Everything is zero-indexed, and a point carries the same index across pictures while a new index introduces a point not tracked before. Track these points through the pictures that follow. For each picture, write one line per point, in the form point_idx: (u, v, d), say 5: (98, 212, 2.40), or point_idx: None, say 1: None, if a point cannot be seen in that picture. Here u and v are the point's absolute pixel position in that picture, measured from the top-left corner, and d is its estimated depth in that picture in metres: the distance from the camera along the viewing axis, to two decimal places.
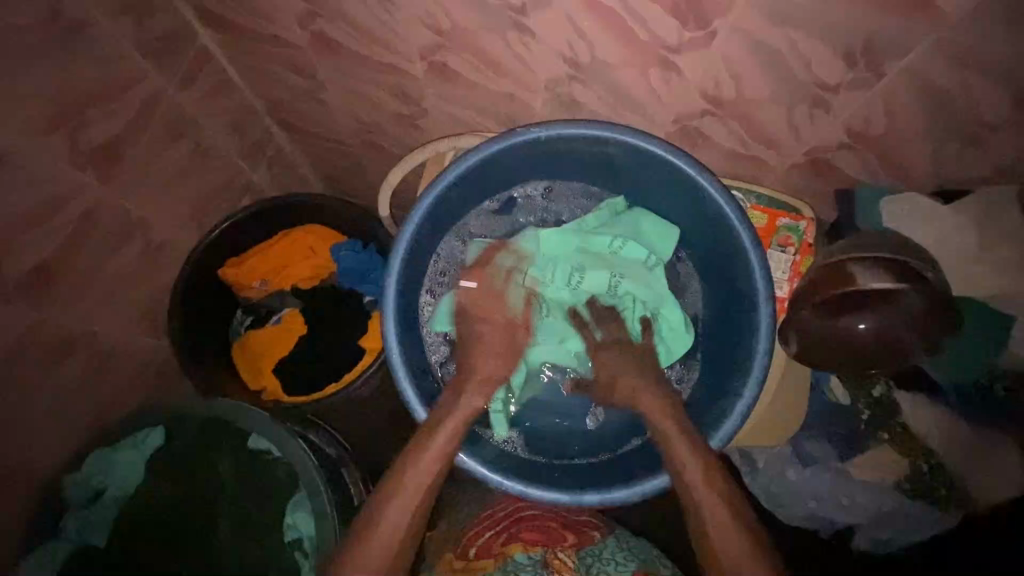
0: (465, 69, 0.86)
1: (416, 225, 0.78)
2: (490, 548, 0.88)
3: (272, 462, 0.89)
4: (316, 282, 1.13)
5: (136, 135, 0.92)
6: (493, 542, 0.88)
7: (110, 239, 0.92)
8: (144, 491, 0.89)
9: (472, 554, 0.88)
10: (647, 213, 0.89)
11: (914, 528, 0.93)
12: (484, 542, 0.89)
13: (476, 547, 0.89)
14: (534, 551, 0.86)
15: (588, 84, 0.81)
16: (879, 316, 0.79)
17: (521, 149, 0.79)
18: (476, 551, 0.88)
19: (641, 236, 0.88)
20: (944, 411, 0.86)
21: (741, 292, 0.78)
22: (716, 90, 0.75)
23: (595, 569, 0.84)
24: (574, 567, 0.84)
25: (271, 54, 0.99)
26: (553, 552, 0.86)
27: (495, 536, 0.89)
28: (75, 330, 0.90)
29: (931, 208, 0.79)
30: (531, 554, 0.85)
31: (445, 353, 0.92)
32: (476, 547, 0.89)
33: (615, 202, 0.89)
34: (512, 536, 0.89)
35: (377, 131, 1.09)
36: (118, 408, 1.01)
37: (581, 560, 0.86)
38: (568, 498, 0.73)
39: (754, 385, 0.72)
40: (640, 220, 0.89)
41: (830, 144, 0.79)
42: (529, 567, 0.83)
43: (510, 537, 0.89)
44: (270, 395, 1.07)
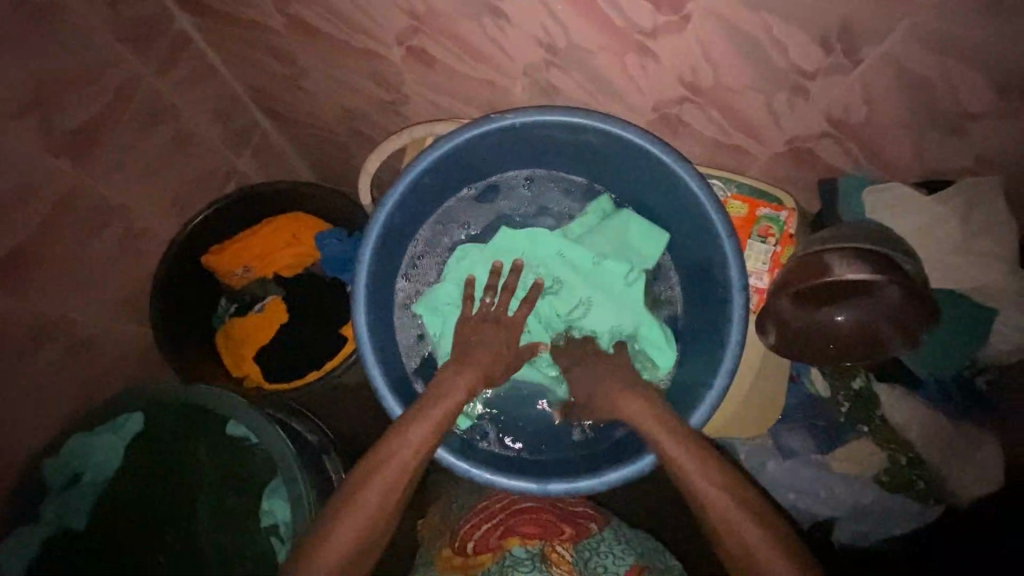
0: (442, 55, 0.85)
1: (390, 210, 0.78)
2: (487, 543, 0.84)
3: (249, 448, 0.89)
4: (299, 270, 1.13)
5: (114, 120, 0.92)
6: (491, 535, 0.85)
7: (88, 226, 0.92)
8: (123, 475, 0.90)
9: (470, 549, 0.84)
10: (636, 217, 0.87)
11: (894, 520, 0.92)
12: (481, 535, 0.85)
13: (474, 542, 0.85)
14: (533, 545, 0.82)
15: (566, 70, 0.80)
16: (856, 307, 0.78)
17: (497, 136, 0.78)
18: (473, 546, 0.84)
19: (626, 245, 0.87)
20: (923, 404, 0.84)
21: (716, 282, 0.77)
22: (694, 78, 0.74)
23: (593, 563, 0.81)
24: (574, 562, 0.81)
25: (250, 38, 0.99)
26: (552, 546, 0.82)
27: (492, 530, 0.86)
28: (53, 317, 0.90)
29: (914, 198, 0.78)
30: (529, 547, 0.81)
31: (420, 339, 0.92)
32: (473, 542, 0.85)
33: (603, 203, 0.89)
34: (509, 530, 0.85)
35: (361, 118, 1.08)
36: (100, 394, 1.01)
37: (579, 553, 0.83)
38: (533, 487, 0.74)
39: (726, 374, 0.72)
40: (629, 223, 0.87)
41: (811, 133, 0.78)
42: (528, 561, 0.79)
43: (508, 530, 0.85)
44: (253, 382, 1.07)
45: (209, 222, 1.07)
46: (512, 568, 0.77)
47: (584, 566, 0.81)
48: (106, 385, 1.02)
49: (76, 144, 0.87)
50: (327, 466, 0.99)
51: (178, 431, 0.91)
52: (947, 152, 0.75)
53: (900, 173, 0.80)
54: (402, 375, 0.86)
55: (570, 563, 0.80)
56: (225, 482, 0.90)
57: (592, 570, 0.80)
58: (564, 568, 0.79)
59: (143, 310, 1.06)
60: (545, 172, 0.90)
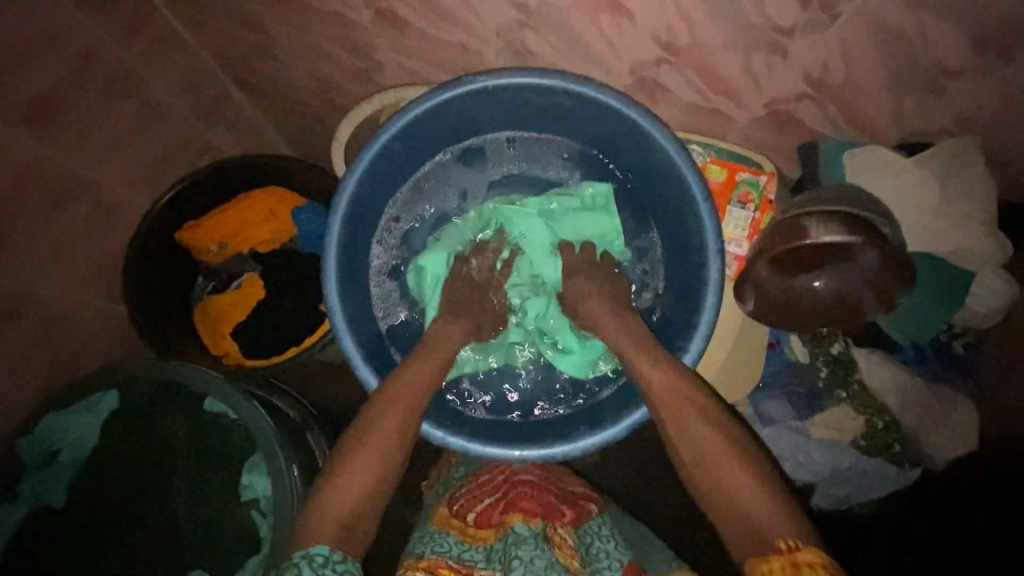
0: (413, 18, 0.83)
1: (361, 175, 0.75)
2: (491, 518, 0.81)
3: (228, 425, 0.89)
4: (277, 246, 1.11)
5: (76, 88, 0.89)
6: (493, 511, 0.82)
7: (55, 199, 0.90)
8: (101, 453, 0.89)
9: (472, 520, 0.81)
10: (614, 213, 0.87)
11: (871, 485, 0.92)
12: (481, 509, 0.82)
13: (475, 514, 0.81)
14: (535, 523, 0.79)
15: (540, 32, 0.78)
16: (835, 274, 0.79)
17: (469, 100, 0.76)
18: (475, 518, 0.81)
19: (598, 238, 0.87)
20: (899, 368, 0.85)
21: (693, 247, 0.76)
22: (670, 37, 0.72)
23: (594, 548, 0.79)
24: (575, 547, 0.79)
25: (218, 3, 0.95)
26: (554, 528, 0.80)
27: (494, 505, 0.82)
28: (22, 294, 0.88)
29: (892, 160, 0.77)
30: (532, 526, 0.78)
31: (393, 305, 0.91)
32: (474, 514, 0.81)
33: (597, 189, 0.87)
34: (510, 505, 0.82)
35: (335, 88, 1.05)
36: (75, 374, 0.99)
37: (580, 538, 0.81)
38: (507, 453, 0.75)
39: (701, 340, 0.71)
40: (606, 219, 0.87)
41: (790, 95, 0.76)
42: (529, 539, 0.76)
43: (508, 506, 0.82)
44: (232, 360, 1.06)
45: (183, 197, 1.05)
46: (515, 548, 0.75)
47: (585, 552, 0.79)
48: (80, 364, 1.00)
49: (37, 112, 0.84)
50: (308, 440, 0.99)
51: (154, 406, 0.90)
52: (925, 114, 0.74)
53: (880, 136, 0.79)
54: (378, 344, 0.85)
55: (572, 548, 0.79)
56: (205, 456, 0.89)
57: (594, 556, 0.78)
58: (566, 553, 0.77)
59: (116, 287, 1.04)
60: (522, 137, 0.87)
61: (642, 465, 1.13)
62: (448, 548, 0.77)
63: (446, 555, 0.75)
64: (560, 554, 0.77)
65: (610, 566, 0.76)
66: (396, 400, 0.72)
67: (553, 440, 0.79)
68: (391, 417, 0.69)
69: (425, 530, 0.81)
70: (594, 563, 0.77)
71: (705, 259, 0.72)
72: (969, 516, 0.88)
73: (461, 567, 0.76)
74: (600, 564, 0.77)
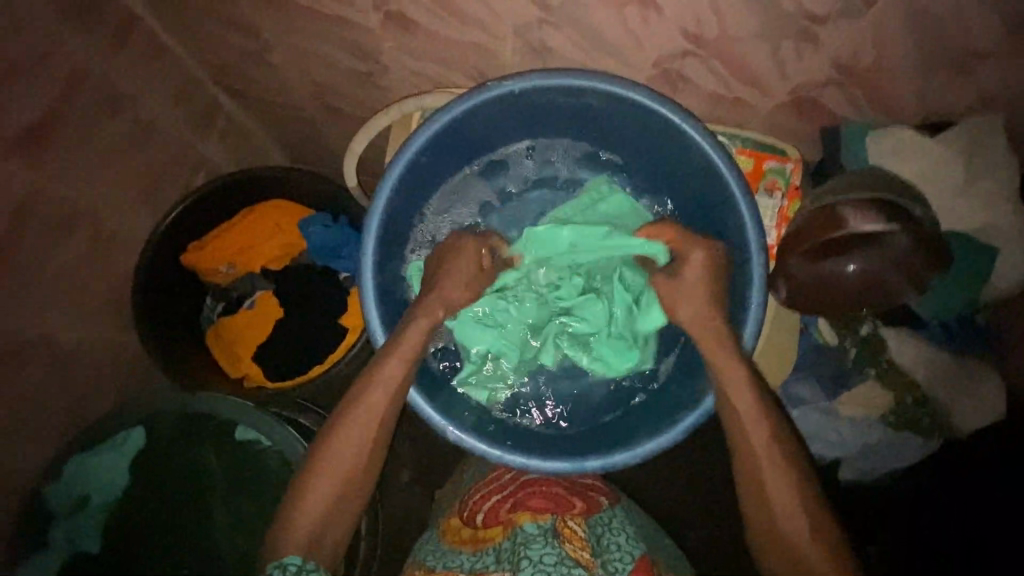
0: (424, 19, 0.79)
1: (390, 192, 0.73)
2: (497, 517, 0.82)
3: (261, 452, 0.87)
4: (287, 262, 1.08)
5: (64, 112, 0.83)
6: (500, 510, 0.82)
7: (54, 232, 0.85)
8: (134, 491, 0.87)
9: (480, 522, 0.82)
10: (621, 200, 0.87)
11: (900, 455, 0.94)
12: (491, 507, 0.83)
13: (483, 514, 0.82)
14: (544, 520, 0.79)
15: (560, 28, 0.75)
16: (865, 257, 0.78)
17: (496, 104, 0.73)
18: (483, 518, 0.82)
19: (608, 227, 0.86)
20: (927, 343, 0.87)
21: (731, 243, 0.75)
22: (697, 29, 0.70)
23: (605, 541, 0.79)
24: (586, 538, 0.78)
25: (206, 10, 0.89)
26: (564, 520, 0.80)
27: (502, 501, 0.83)
28: (30, 334, 0.84)
29: (917, 141, 0.77)
30: (540, 523, 0.79)
31: None
32: (483, 514, 0.83)
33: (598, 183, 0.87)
34: (519, 503, 0.82)
35: (334, 93, 1.00)
36: (90, 410, 0.96)
37: (591, 528, 0.80)
38: (569, 467, 0.71)
39: (750, 337, 0.71)
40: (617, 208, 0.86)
41: (816, 82, 0.75)
42: (539, 537, 0.77)
43: (516, 504, 0.82)
44: (254, 382, 1.03)
45: (183, 218, 1.00)
46: (524, 548, 0.75)
47: (597, 543, 0.78)
48: (95, 401, 0.97)
49: (25, 143, 0.78)
50: None
51: (180, 432, 0.88)
52: (951, 94, 0.74)
53: (904, 117, 0.79)
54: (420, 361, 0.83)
55: (583, 539, 0.78)
56: (240, 479, 0.87)
57: (605, 547, 0.78)
58: (576, 545, 0.77)
59: (125, 316, 1.00)
60: (544, 143, 0.86)
61: (670, 455, 1.14)
62: (460, 563, 0.78)
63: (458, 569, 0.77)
64: (569, 547, 0.76)
65: (623, 559, 0.76)
66: (366, 391, 0.70)
67: (611, 446, 0.75)
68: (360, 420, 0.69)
69: (437, 543, 0.83)
70: (605, 555, 0.77)
71: (748, 256, 0.72)
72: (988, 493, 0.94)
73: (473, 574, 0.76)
74: (612, 556, 0.77)
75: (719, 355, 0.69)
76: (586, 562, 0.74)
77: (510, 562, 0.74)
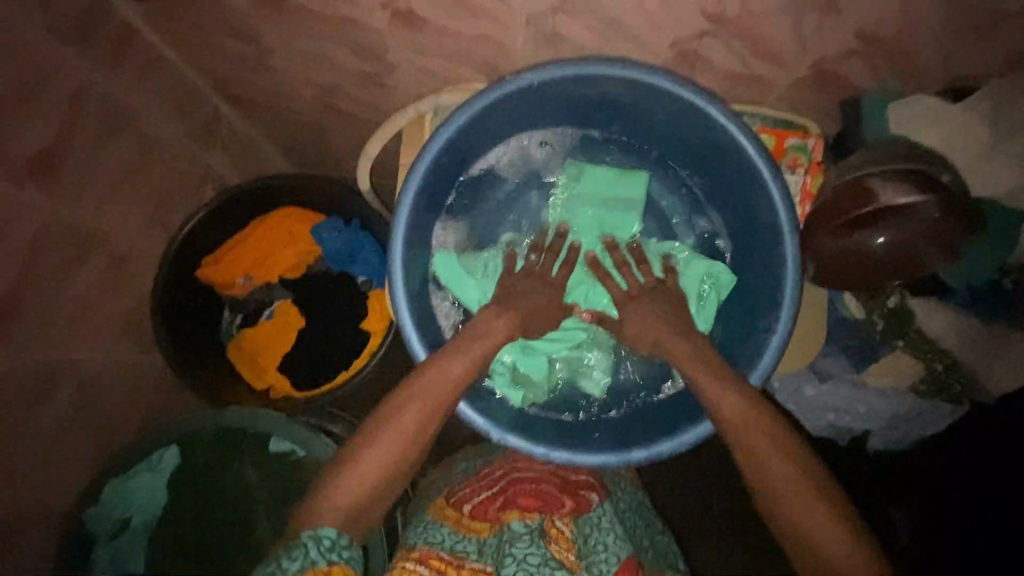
0: (433, 14, 0.77)
1: (414, 195, 0.71)
2: (485, 512, 0.81)
3: (297, 462, 0.87)
4: (304, 271, 1.07)
5: (72, 135, 0.81)
6: (490, 507, 0.82)
7: (70, 258, 0.84)
8: (176, 510, 0.88)
9: (468, 511, 0.82)
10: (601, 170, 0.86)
11: (923, 421, 0.96)
12: (479, 502, 0.82)
13: (472, 504, 0.82)
14: (531, 519, 0.79)
15: (574, 16, 0.73)
16: (895, 229, 0.76)
17: (515, 98, 0.72)
18: (470, 509, 0.82)
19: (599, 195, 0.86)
20: (957, 311, 0.87)
21: (762, 223, 0.74)
22: (717, 8, 0.69)
23: (592, 540, 0.79)
24: (573, 539, 0.79)
25: (206, 21, 0.87)
26: (551, 520, 0.80)
27: (490, 498, 0.83)
28: (57, 362, 0.83)
29: (940, 107, 0.76)
30: (528, 522, 0.79)
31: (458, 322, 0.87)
32: (472, 504, 0.82)
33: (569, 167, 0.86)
34: (506, 501, 0.82)
35: (338, 94, 0.98)
36: (121, 432, 0.96)
37: (579, 529, 0.81)
38: (615, 459, 0.71)
39: (787, 319, 0.70)
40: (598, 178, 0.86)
41: (838, 53, 0.74)
42: (526, 537, 0.77)
43: (506, 502, 0.82)
44: (279, 392, 1.03)
45: (197, 233, 0.99)
46: (509, 546, 0.76)
47: (583, 544, 0.79)
48: (126, 422, 0.97)
49: (36, 171, 0.77)
50: None
51: (215, 453, 0.88)
52: (975, 57, 0.73)
53: (924, 82, 0.78)
54: None
55: (569, 540, 0.79)
56: (283, 494, 0.88)
57: (591, 547, 0.78)
58: (562, 547, 0.77)
59: (146, 335, 1.00)
60: (565, 133, 0.85)
61: None
62: (440, 539, 0.77)
63: (437, 546, 0.76)
64: (556, 548, 0.77)
65: (608, 560, 0.77)
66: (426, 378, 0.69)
67: (653, 436, 0.75)
68: (412, 413, 0.67)
69: (422, 520, 0.82)
70: (591, 556, 0.77)
71: (780, 237, 0.71)
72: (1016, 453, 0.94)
73: (453, 557, 0.75)
74: (597, 556, 0.77)
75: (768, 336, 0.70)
76: (570, 564, 0.76)
77: (494, 559, 0.75)
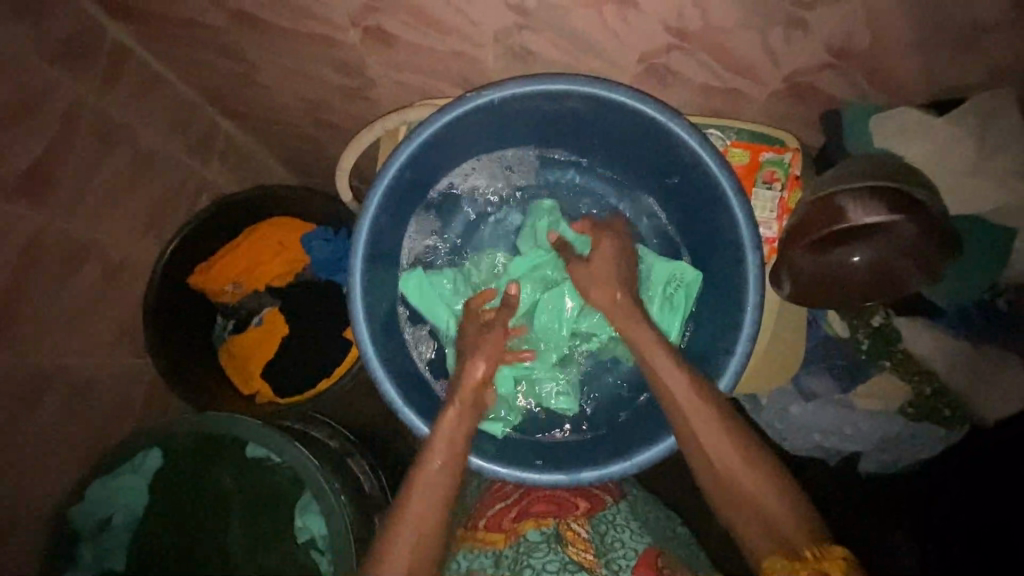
0: (404, 31, 0.78)
1: (376, 211, 0.73)
2: (501, 525, 0.83)
3: (274, 467, 0.90)
4: (290, 279, 1.08)
5: (66, 150, 0.85)
6: (504, 518, 0.84)
7: (63, 265, 0.88)
8: (152, 513, 0.90)
9: (483, 527, 0.84)
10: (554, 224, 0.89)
11: (919, 447, 0.92)
12: (494, 515, 0.85)
13: (486, 520, 0.85)
14: (547, 526, 0.81)
15: (540, 32, 0.73)
16: (873, 246, 0.75)
17: (477, 116, 0.73)
18: (487, 524, 0.84)
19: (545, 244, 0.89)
20: (944, 334, 0.83)
21: (726, 242, 0.74)
22: (680, 23, 0.68)
23: (610, 538, 0.79)
24: (590, 540, 0.80)
25: (196, 39, 0.91)
26: (566, 523, 0.82)
27: (505, 510, 0.85)
28: (48, 364, 0.88)
29: (924, 121, 0.73)
30: (543, 530, 0.81)
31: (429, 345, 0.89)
32: (487, 521, 0.84)
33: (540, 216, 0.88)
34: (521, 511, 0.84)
35: (325, 108, 0.99)
36: (111, 433, 1.00)
37: (594, 528, 0.81)
38: (565, 480, 0.72)
39: (746, 340, 0.70)
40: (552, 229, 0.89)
41: (811, 66, 0.72)
42: (543, 544, 0.78)
43: (520, 513, 0.84)
44: (265, 399, 1.06)
45: (188, 244, 1.02)
46: (528, 557, 0.77)
47: (601, 542, 0.79)
48: (116, 424, 1.01)
49: (29, 184, 0.81)
50: (353, 467, 1.00)
51: (200, 455, 0.90)
52: (958, 69, 0.70)
53: (909, 95, 0.75)
54: (417, 378, 0.84)
55: (586, 541, 0.79)
56: (264, 498, 0.90)
57: (609, 545, 0.79)
58: (579, 547, 0.78)
59: (139, 342, 1.04)
60: (531, 149, 0.85)
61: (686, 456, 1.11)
62: (458, 565, 0.80)
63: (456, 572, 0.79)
64: (573, 550, 0.78)
65: (626, 555, 0.77)
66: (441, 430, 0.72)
67: (608, 456, 0.76)
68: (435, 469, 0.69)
69: None
70: (608, 553, 0.78)
71: (743, 255, 0.71)
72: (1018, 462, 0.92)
73: None
74: (615, 553, 0.77)
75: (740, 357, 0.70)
76: (589, 564, 0.76)
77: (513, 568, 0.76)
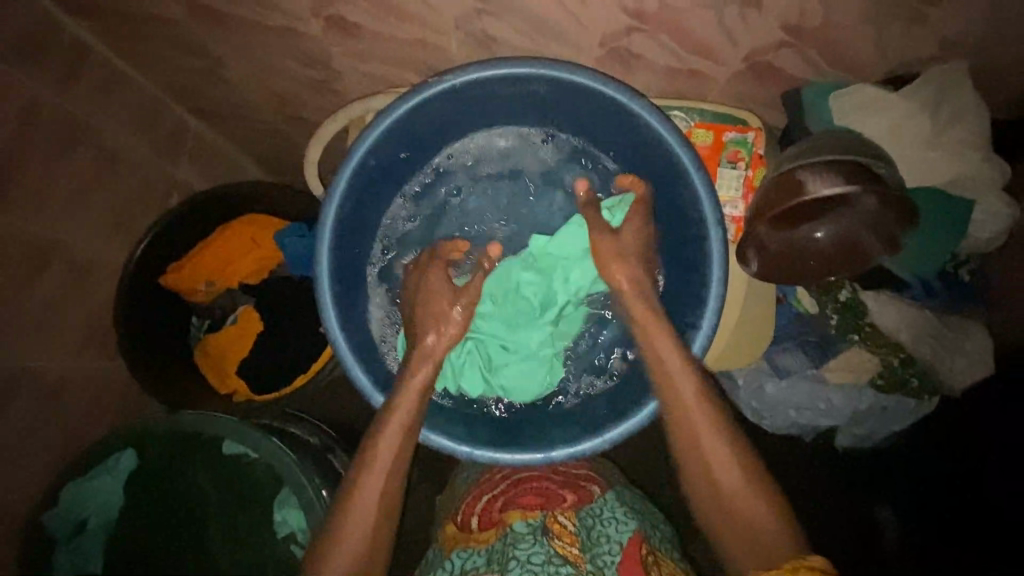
0: (365, 20, 0.78)
1: (342, 198, 0.74)
2: (488, 519, 0.84)
3: (250, 463, 0.89)
4: (265, 275, 1.07)
5: (28, 148, 0.84)
6: (493, 510, 0.84)
7: (26, 270, 0.86)
8: (128, 514, 0.90)
9: (474, 525, 0.84)
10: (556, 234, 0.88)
11: (894, 419, 0.93)
12: (483, 510, 0.85)
13: (477, 517, 0.85)
14: (533, 517, 0.81)
15: (501, 17, 0.74)
16: (835, 220, 0.77)
17: (439, 101, 0.74)
18: (478, 521, 0.84)
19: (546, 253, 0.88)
20: (909, 304, 0.86)
21: (689, 218, 0.76)
22: (637, 4, 0.69)
23: (596, 532, 0.79)
24: (575, 533, 0.80)
25: (159, 34, 0.90)
26: (554, 516, 0.81)
27: (494, 503, 0.85)
28: (14, 369, 0.86)
29: (882, 97, 0.74)
30: (530, 521, 0.80)
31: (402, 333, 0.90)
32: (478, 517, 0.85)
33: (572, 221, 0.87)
34: (510, 502, 0.84)
35: (293, 101, 0.99)
36: (84, 439, 0.99)
37: (581, 521, 0.81)
38: (538, 458, 0.75)
39: (712, 314, 0.72)
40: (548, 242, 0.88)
41: (769, 45, 0.73)
42: (528, 535, 0.78)
43: (507, 503, 0.84)
44: (242, 397, 1.05)
45: (162, 240, 1.01)
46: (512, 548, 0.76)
47: (587, 537, 0.79)
48: (89, 427, 1.00)
49: None
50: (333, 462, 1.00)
51: (173, 455, 0.89)
52: (909, 43, 0.72)
53: (865, 71, 0.77)
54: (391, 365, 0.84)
55: (573, 535, 0.79)
56: (238, 499, 0.89)
57: (595, 540, 0.78)
58: (566, 541, 0.78)
59: (110, 344, 1.03)
60: (494, 135, 0.87)
61: None
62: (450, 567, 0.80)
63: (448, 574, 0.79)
64: (559, 543, 0.77)
65: (611, 550, 0.77)
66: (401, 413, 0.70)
67: (579, 435, 0.78)
68: (386, 454, 0.68)
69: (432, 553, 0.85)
70: (595, 549, 0.77)
71: (705, 230, 0.73)
72: (971, 425, 0.99)
73: None
74: (601, 548, 0.77)
75: (709, 327, 0.72)
76: (575, 558, 0.76)
77: (498, 562, 0.76)
